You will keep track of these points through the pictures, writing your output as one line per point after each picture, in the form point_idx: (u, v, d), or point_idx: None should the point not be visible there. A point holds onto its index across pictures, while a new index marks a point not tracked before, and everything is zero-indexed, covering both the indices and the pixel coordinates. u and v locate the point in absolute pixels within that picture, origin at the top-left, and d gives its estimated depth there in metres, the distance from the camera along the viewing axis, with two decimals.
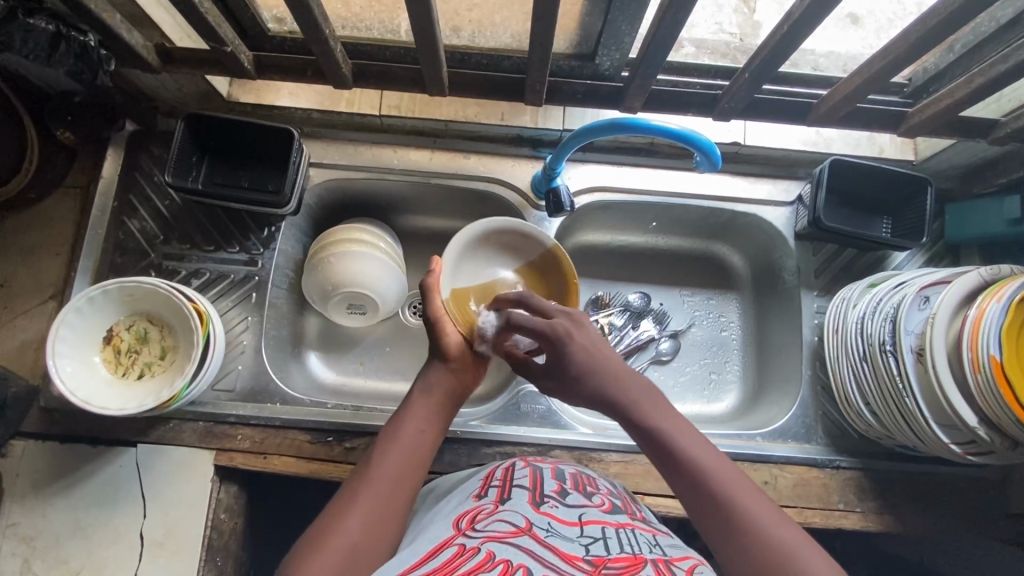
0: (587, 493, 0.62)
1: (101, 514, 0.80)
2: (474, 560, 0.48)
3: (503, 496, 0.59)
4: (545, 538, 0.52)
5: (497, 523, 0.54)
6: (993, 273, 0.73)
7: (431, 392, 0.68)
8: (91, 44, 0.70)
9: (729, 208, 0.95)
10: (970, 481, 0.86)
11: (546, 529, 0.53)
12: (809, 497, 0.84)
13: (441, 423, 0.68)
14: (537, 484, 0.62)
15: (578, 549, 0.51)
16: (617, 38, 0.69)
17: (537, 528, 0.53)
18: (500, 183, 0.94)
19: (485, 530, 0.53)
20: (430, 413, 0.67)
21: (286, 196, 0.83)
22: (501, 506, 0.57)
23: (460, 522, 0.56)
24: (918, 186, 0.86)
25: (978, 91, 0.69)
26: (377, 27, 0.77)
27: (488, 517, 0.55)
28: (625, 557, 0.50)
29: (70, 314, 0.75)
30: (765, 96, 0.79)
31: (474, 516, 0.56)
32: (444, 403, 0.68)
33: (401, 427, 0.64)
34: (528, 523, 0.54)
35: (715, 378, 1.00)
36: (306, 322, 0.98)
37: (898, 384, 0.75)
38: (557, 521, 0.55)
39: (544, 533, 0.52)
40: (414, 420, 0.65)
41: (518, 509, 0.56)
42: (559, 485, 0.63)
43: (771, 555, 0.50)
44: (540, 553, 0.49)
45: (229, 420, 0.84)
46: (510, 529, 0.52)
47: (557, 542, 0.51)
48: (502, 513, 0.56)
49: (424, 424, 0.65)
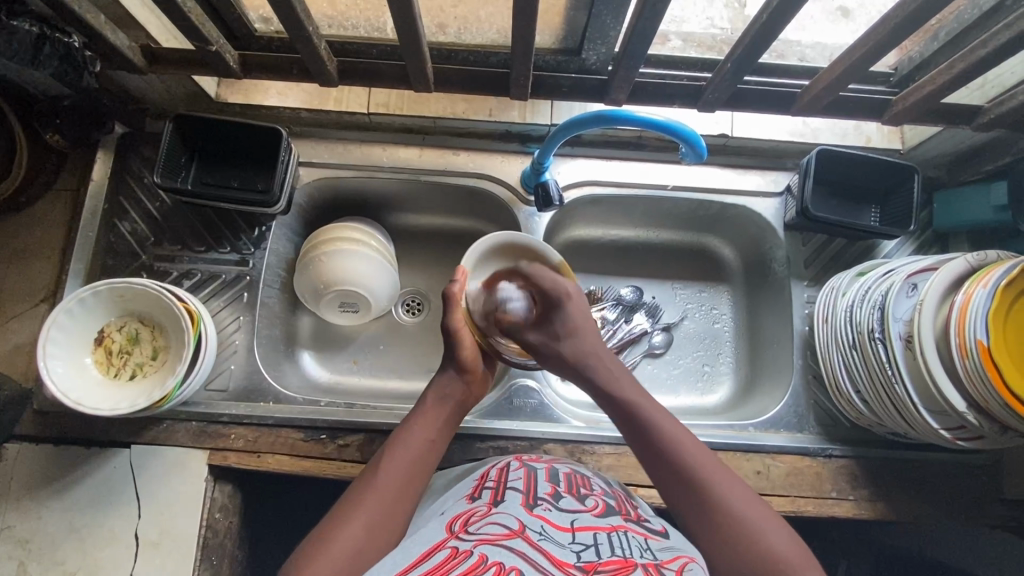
0: (581, 495, 0.62)
1: (96, 515, 0.80)
2: (467, 562, 0.48)
3: (497, 498, 0.60)
4: (538, 542, 0.52)
5: (490, 525, 0.54)
6: (979, 259, 0.73)
7: (444, 401, 0.69)
8: (76, 45, 0.71)
9: (719, 200, 0.95)
10: (961, 465, 0.87)
11: (539, 533, 0.53)
12: (802, 486, 0.85)
13: (449, 431, 0.68)
14: (530, 486, 0.62)
15: (569, 556, 0.51)
16: (603, 32, 0.70)
17: (529, 532, 0.53)
18: (490, 178, 0.94)
19: (478, 533, 0.53)
20: (439, 422, 0.67)
21: (275, 193, 0.84)
22: (495, 508, 0.57)
23: (453, 524, 0.56)
24: (905, 174, 0.87)
25: (959, 77, 0.70)
26: (363, 26, 0.78)
27: (481, 519, 0.56)
28: (614, 561, 0.50)
29: (61, 316, 0.75)
30: (749, 87, 0.79)
31: (467, 519, 0.57)
32: (451, 415, 0.69)
33: (410, 434, 0.65)
34: (521, 526, 0.54)
35: (708, 370, 1.01)
36: (299, 321, 0.98)
37: (888, 371, 0.75)
38: (550, 526, 0.55)
39: (537, 537, 0.53)
40: (424, 428, 0.65)
41: (512, 512, 0.56)
42: (553, 487, 0.63)
43: (757, 551, 0.53)
44: (532, 557, 0.50)
45: (223, 420, 0.84)
46: (503, 532, 0.53)
47: (549, 547, 0.51)
48: (495, 515, 0.56)
49: (434, 433, 0.65)
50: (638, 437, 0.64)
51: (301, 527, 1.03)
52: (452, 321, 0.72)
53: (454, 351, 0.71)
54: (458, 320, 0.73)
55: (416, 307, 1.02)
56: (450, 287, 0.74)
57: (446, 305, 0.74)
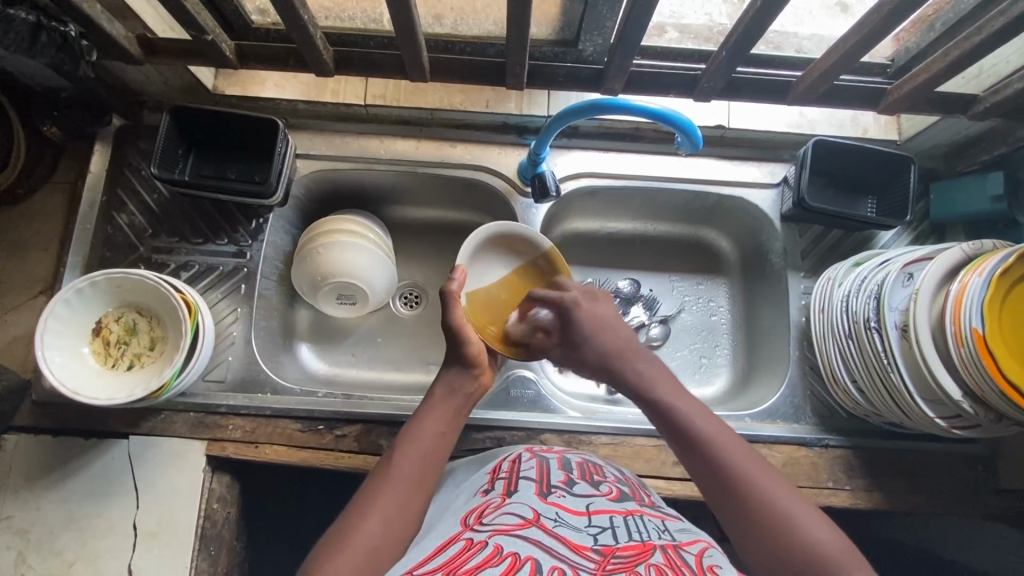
0: (595, 482, 0.62)
1: (95, 505, 0.80)
2: (482, 555, 0.48)
3: (511, 489, 0.59)
4: (553, 529, 0.52)
5: (504, 516, 0.54)
6: (975, 249, 0.74)
7: (453, 396, 0.68)
8: (72, 34, 0.72)
9: (716, 191, 0.95)
10: (957, 455, 0.87)
11: (554, 519, 0.53)
12: (799, 476, 0.85)
13: (459, 424, 0.68)
14: (543, 475, 0.62)
15: (587, 539, 0.51)
16: (598, 22, 0.70)
17: (545, 519, 0.53)
18: (487, 171, 0.94)
19: (492, 524, 0.53)
20: (449, 414, 0.67)
21: (272, 185, 0.83)
22: (509, 499, 0.57)
23: (467, 518, 0.56)
24: (902, 164, 0.87)
25: (952, 65, 0.70)
26: (360, 17, 0.78)
27: (496, 511, 0.55)
28: (633, 545, 0.50)
29: (58, 306, 0.76)
30: (743, 77, 0.79)
31: (481, 511, 0.56)
32: (459, 409, 0.68)
33: (419, 428, 0.65)
34: (535, 515, 0.54)
35: (705, 362, 1.01)
36: (297, 314, 0.98)
37: (884, 361, 0.75)
38: (565, 511, 0.55)
39: (552, 523, 0.53)
40: (433, 422, 0.65)
41: (526, 501, 0.56)
42: (566, 475, 0.63)
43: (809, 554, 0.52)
44: (548, 544, 0.49)
45: (220, 411, 0.84)
46: (518, 521, 0.52)
47: (565, 532, 0.51)
48: (510, 505, 0.56)
49: (445, 425, 0.66)
50: (673, 438, 0.64)
51: (299, 520, 1.03)
52: (454, 317, 0.71)
53: (459, 348, 0.70)
54: (458, 316, 0.71)
55: (414, 300, 1.02)
56: (446, 285, 0.74)
57: (444, 303, 0.73)
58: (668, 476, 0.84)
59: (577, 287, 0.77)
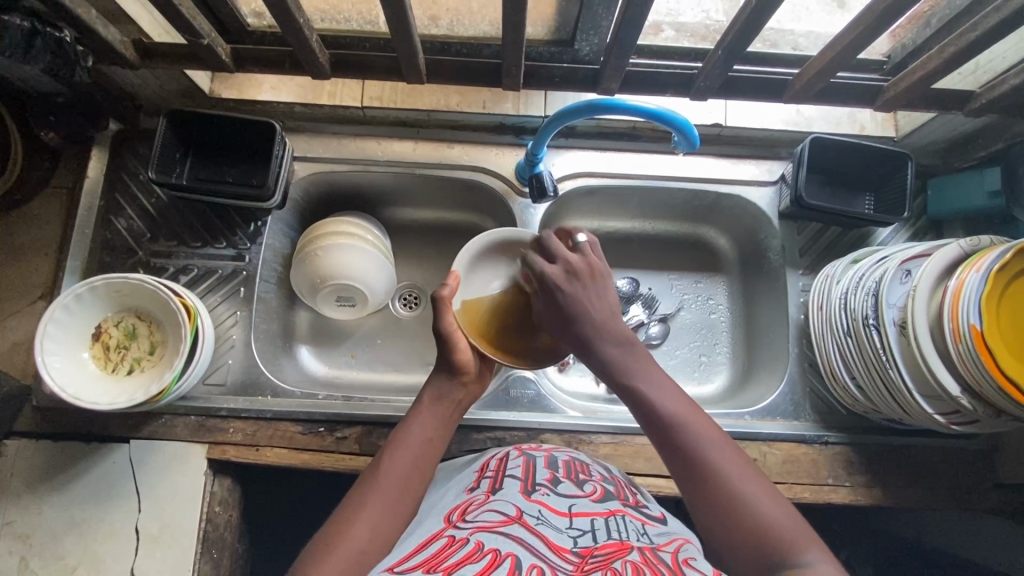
0: (580, 481, 0.62)
1: (97, 510, 0.80)
2: (463, 551, 0.48)
3: (495, 486, 0.60)
4: (535, 526, 0.52)
5: (487, 513, 0.54)
6: (972, 245, 0.74)
7: (442, 402, 0.67)
8: (67, 40, 0.72)
9: (714, 189, 0.96)
10: (956, 451, 0.87)
11: (537, 517, 0.54)
12: (798, 473, 0.85)
13: (449, 430, 0.67)
14: (529, 474, 0.62)
15: (566, 541, 0.51)
16: (594, 22, 0.71)
17: (527, 516, 0.53)
18: (485, 171, 0.95)
19: (474, 521, 0.53)
20: (437, 423, 0.66)
21: (269, 187, 0.83)
22: (493, 497, 0.57)
23: (451, 515, 0.56)
24: (899, 161, 0.87)
25: (949, 62, 0.70)
26: (356, 19, 0.78)
27: (479, 508, 0.56)
28: (610, 544, 0.50)
29: (58, 312, 0.76)
30: (739, 76, 0.79)
31: (465, 508, 0.57)
32: (451, 415, 0.68)
33: (410, 432, 0.64)
34: (518, 512, 0.54)
35: (705, 360, 1.01)
36: (296, 317, 0.99)
37: (883, 358, 0.75)
38: (548, 510, 0.55)
39: (535, 521, 0.53)
40: (423, 427, 0.65)
41: (509, 499, 0.56)
42: (552, 474, 0.63)
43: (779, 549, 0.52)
44: (529, 542, 0.50)
45: (221, 413, 0.84)
46: (500, 519, 0.53)
47: (546, 531, 0.52)
48: (493, 503, 0.56)
49: (434, 432, 0.65)
50: (648, 422, 0.61)
51: (301, 520, 1.03)
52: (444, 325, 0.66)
53: (449, 358, 0.67)
54: (451, 324, 0.66)
55: (413, 301, 1.02)
56: (439, 291, 0.66)
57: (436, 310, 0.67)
58: (668, 474, 0.84)
59: (563, 261, 0.64)
